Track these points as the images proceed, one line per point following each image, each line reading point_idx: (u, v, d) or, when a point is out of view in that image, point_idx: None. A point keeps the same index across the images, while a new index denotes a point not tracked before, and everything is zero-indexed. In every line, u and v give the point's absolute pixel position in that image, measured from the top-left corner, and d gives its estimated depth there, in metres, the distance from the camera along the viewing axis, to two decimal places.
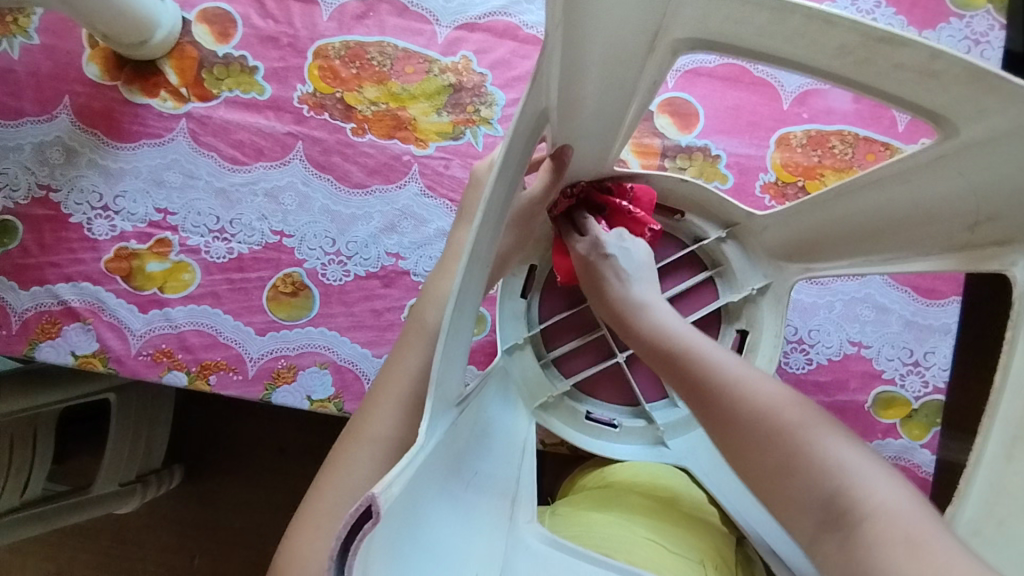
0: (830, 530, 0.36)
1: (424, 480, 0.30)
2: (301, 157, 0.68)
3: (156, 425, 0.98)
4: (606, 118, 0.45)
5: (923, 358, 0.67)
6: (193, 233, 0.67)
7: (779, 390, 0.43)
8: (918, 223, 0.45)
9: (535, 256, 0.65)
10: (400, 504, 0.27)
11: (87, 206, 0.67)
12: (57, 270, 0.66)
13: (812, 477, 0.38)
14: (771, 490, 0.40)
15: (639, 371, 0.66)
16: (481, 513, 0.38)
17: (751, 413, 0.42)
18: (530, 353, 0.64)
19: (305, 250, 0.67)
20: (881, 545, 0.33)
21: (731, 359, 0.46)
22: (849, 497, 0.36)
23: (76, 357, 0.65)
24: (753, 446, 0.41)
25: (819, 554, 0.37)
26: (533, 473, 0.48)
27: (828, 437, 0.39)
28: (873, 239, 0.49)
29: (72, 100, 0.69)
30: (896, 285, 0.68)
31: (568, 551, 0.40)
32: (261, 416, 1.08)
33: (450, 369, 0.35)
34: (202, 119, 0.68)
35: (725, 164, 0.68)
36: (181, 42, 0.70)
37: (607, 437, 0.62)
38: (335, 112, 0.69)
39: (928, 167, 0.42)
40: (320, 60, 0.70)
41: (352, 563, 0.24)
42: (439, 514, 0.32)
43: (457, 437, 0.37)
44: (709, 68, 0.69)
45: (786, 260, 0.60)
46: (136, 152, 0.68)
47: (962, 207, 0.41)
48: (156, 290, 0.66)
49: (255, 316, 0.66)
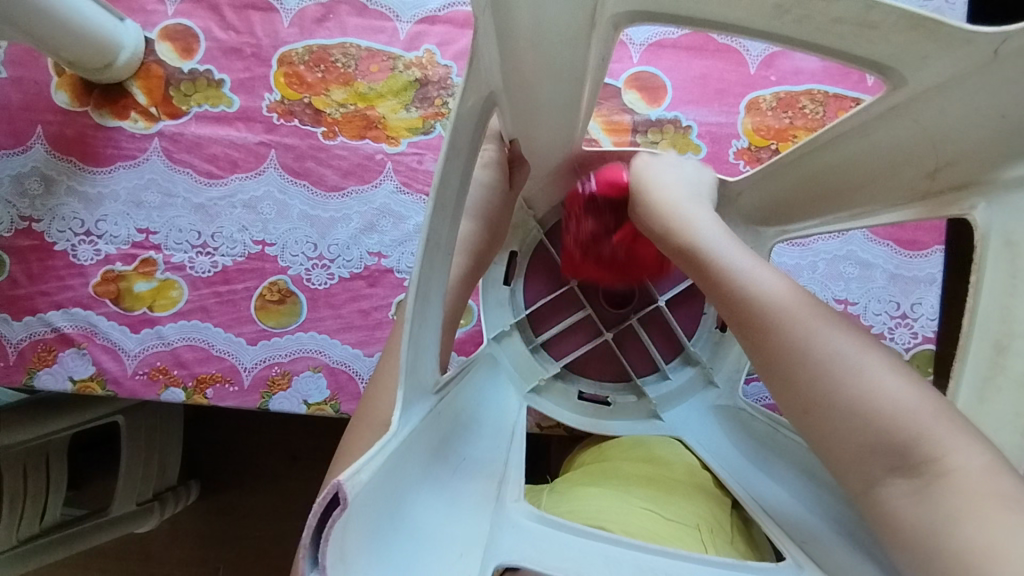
0: (903, 478, 0.36)
1: (401, 468, 0.31)
2: (275, 165, 0.69)
3: (168, 443, 1.00)
4: (560, 99, 0.47)
5: (910, 309, 0.67)
6: (176, 250, 0.68)
7: (839, 327, 0.40)
8: (879, 173, 0.45)
9: (514, 243, 0.66)
10: (371, 489, 0.28)
11: (70, 232, 0.68)
12: (47, 298, 0.68)
13: (887, 422, 0.36)
14: (822, 424, 0.38)
15: (628, 347, 0.67)
16: (467, 496, 0.39)
17: (813, 352, 0.39)
18: (518, 339, 0.64)
19: (287, 257, 0.68)
20: (964, 495, 0.33)
21: (776, 283, 0.43)
22: (928, 443, 0.35)
23: (75, 381, 0.67)
24: (813, 381, 0.39)
25: (880, 498, 0.37)
26: (521, 454, 0.49)
27: (893, 378, 0.38)
28: (840, 196, 0.50)
29: (45, 130, 0.69)
30: (877, 240, 0.68)
31: (557, 526, 0.41)
32: (270, 427, 1.09)
33: (422, 357, 0.36)
34: (174, 137, 0.69)
35: (696, 134, 0.68)
36: (146, 62, 0.70)
37: (602, 415, 0.64)
38: (305, 117, 0.69)
39: (882, 119, 0.42)
40: (285, 67, 0.69)
41: (325, 547, 0.25)
42: (416, 501, 0.33)
43: (438, 423, 0.38)
44: (672, 39, 0.69)
45: (762, 223, 0.60)
46: (112, 175, 0.69)
47: (921, 155, 0.42)
48: (146, 309, 0.68)
49: (245, 327, 0.68)
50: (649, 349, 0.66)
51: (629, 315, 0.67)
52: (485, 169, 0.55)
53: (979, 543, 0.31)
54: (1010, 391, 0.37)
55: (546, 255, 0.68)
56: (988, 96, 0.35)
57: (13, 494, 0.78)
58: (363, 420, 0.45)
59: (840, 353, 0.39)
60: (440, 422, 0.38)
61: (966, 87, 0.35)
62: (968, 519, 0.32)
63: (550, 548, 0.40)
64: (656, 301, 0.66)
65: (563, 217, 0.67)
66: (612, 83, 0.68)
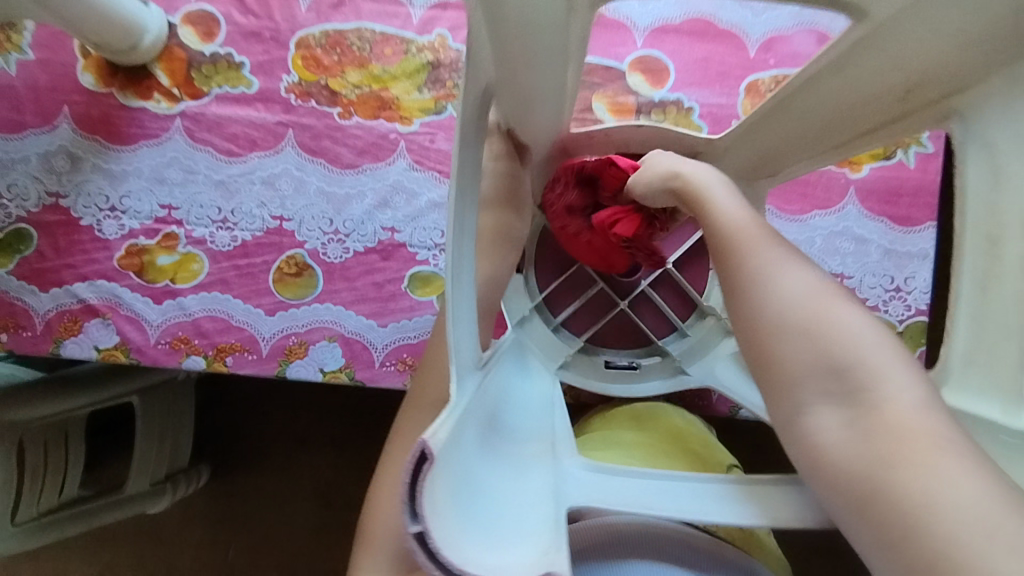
0: (837, 408, 0.38)
1: (464, 438, 0.37)
2: (293, 144, 0.72)
3: (181, 424, 1.04)
4: (550, 89, 0.50)
5: (904, 283, 0.70)
6: (197, 225, 0.71)
7: (813, 272, 0.41)
8: (853, 105, 0.47)
9: (521, 234, 0.69)
10: (449, 451, 0.34)
11: (95, 208, 0.71)
12: (73, 271, 0.71)
13: (838, 355, 0.38)
14: (778, 354, 0.40)
15: (644, 313, 0.71)
16: (526, 460, 0.44)
17: (789, 290, 0.40)
18: (538, 321, 0.67)
19: (304, 231, 0.71)
20: (913, 436, 0.35)
21: (764, 231, 0.43)
22: (867, 379, 0.38)
23: (99, 350, 0.70)
24: (781, 314, 0.40)
25: (813, 424, 0.39)
26: (565, 421, 0.54)
27: (852, 316, 0.40)
28: (827, 128, 0.51)
29: (71, 110, 0.72)
30: (871, 216, 0.71)
31: (609, 471, 0.46)
32: (281, 412, 1.12)
33: (466, 340, 0.42)
34: (196, 116, 0.72)
35: (698, 114, 0.71)
36: (169, 45, 0.73)
37: (629, 379, 0.68)
38: (322, 98, 0.72)
39: (850, 55, 0.43)
40: (303, 50, 0.72)
41: (422, 501, 0.31)
42: (482, 468, 0.39)
43: (486, 398, 0.44)
44: (674, 24, 0.72)
45: (756, 173, 0.62)
46: (136, 152, 0.72)
47: (894, 81, 0.43)
48: (168, 281, 0.71)
49: (264, 298, 0.70)
50: (664, 311, 0.69)
51: (639, 283, 0.71)
52: (495, 161, 0.58)
53: (912, 481, 0.34)
54: (1008, 277, 0.37)
55: (553, 240, 0.72)
56: (945, 38, 0.37)
57: (36, 466, 0.81)
58: (418, 401, 0.54)
59: (825, 301, 0.40)
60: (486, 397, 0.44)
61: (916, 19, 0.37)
62: (901, 457, 0.35)
63: (610, 490, 0.44)
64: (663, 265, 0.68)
65: None
66: (616, 66, 0.72)
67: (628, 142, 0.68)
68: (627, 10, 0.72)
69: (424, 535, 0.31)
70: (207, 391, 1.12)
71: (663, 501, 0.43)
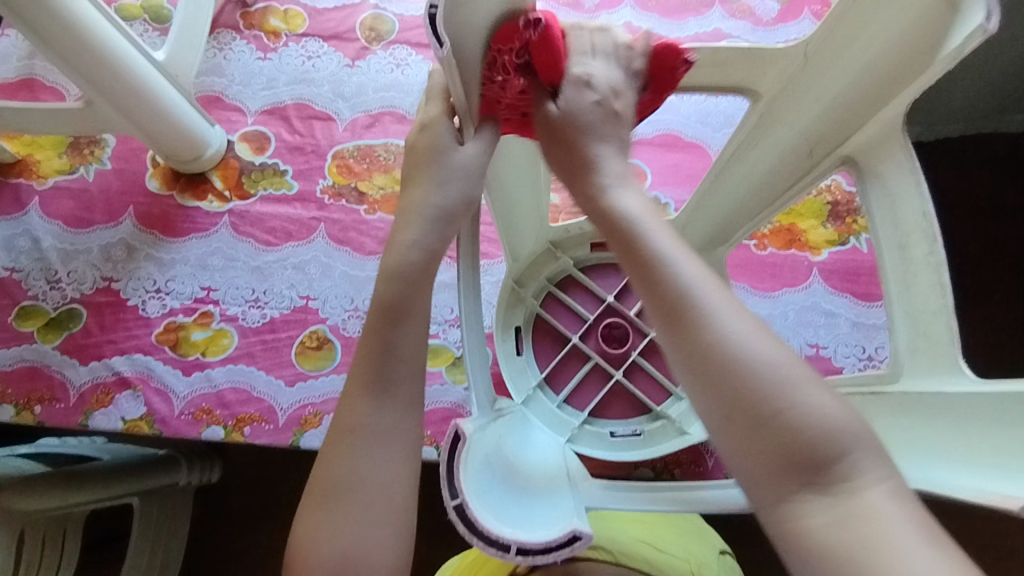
0: (813, 492, 0.32)
1: (480, 449, 0.40)
2: (323, 235, 0.82)
3: (176, 534, 0.92)
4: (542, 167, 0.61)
5: (875, 352, 0.76)
6: (232, 304, 0.79)
7: (778, 344, 0.35)
8: (773, 168, 0.58)
9: (517, 318, 0.76)
10: (474, 447, 0.39)
11: (143, 290, 0.80)
12: (113, 346, 0.77)
13: (808, 437, 0.32)
14: (742, 438, 0.33)
15: (639, 381, 0.75)
16: (546, 489, 0.44)
17: (749, 367, 0.34)
18: (543, 398, 0.72)
19: (327, 309, 0.79)
20: (898, 532, 0.30)
21: (706, 280, 0.37)
22: (839, 461, 0.32)
23: (125, 421, 0.74)
24: (744, 390, 0.33)
25: (791, 516, 0.32)
26: (579, 467, 0.53)
27: (820, 395, 0.34)
28: (763, 197, 0.62)
29: (135, 210, 0.84)
30: (837, 293, 0.79)
31: (627, 488, 0.43)
32: (280, 522, 0.96)
33: (479, 381, 0.46)
34: (242, 213, 0.83)
35: (673, 208, 0.82)
36: (226, 157, 0.86)
37: (635, 445, 0.71)
38: (351, 198, 0.84)
39: (758, 129, 0.55)
40: (338, 160, 0.86)
41: (459, 475, 0.36)
42: (504, 487, 0.40)
43: (497, 436, 0.47)
44: (649, 138, 0.86)
45: (711, 246, 0.72)
46: (185, 244, 0.82)
47: (798, 145, 0.54)
48: (199, 355, 0.77)
49: (285, 370, 0.76)
50: (657, 376, 0.74)
51: (630, 353, 0.75)
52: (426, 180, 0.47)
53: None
54: (921, 273, 0.44)
55: (547, 325, 0.77)
56: (824, 97, 0.49)
57: (31, 563, 0.73)
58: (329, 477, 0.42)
59: (787, 377, 0.34)
60: (496, 434, 0.47)
61: (802, 82, 0.50)
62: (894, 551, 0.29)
63: (627, 498, 0.42)
64: (648, 334, 0.75)
65: (549, 290, 0.77)
66: None
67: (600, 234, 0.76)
68: None
69: (463, 508, 0.35)
70: (201, 499, 0.97)
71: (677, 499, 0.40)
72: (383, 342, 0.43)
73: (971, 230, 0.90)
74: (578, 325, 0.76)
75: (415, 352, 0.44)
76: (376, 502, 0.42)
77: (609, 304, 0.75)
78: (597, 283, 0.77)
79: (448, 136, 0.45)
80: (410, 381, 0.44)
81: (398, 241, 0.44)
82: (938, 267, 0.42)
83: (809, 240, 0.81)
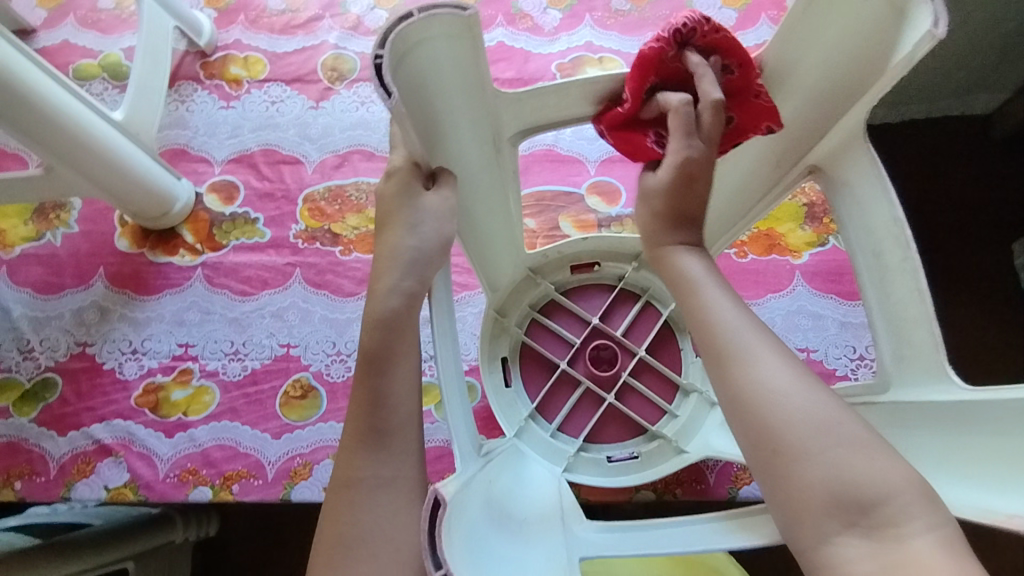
0: (860, 539, 0.31)
1: (465, 503, 0.39)
2: (300, 281, 0.81)
3: None
4: (513, 197, 0.60)
5: (866, 351, 0.75)
6: (211, 359, 0.77)
7: (829, 393, 0.35)
8: (742, 181, 0.57)
9: (503, 349, 0.74)
10: (456, 505, 0.37)
11: (118, 352, 0.78)
12: (91, 413, 0.75)
13: (854, 484, 0.32)
14: (783, 473, 0.33)
15: (631, 402, 0.74)
16: (537, 536, 0.43)
17: (790, 408, 0.34)
18: (535, 428, 0.71)
19: (310, 355, 0.77)
20: None
21: (755, 327, 0.39)
22: (897, 515, 0.31)
23: (108, 490, 0.72)
24: (786, 427, 0.34)
25: (834, 559, 0.31)
26: (574, 505, 0.52)
27: (875, 445, 0.33)
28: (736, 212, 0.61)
29: (105, 271, 0.83)
30: (822, 294, 0.78)
31: (621, 530, 0.42)
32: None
33: (462, 431, 0.45)
34: (215, 265, 0.82)
35: None
36: (195, 210, 0.85)
37: (634, 469, 0.69)
38: (325, 240, 0.83)
39: None
40: (310, 204, 0.85)
41: (441, 539, 0.34)
42: (492, 542, 0.39)
43: (487, 480, 0.46)
44: (621, 155, 0.86)
45: None
46: (159, 301, 0.80)
47: (765, 158, 0.53)
48: (181, 415, 0.75)
49: (270, 422, 0.74)
50: (649, 395, 0.72)
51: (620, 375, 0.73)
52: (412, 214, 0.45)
53: None
54: (898, 279, 0.43)
55: (533, 352, 0.76)
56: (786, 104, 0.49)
57: None
58: (323, 549, 0.40)
59: (842, 428, 0.33)
60: (487, 480, 0.46)
61: None
62: None
63: (620, 540, 0.41)
64: (636, 353, 0.73)
65: (532, 316, 0.76)
66: (576, 191, 0.84)
67: (580, 256, 0.75)
68: (579, 148, 0.86)
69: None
70: (199, 560, 0.94)
71: (667, 537, 0.39)
72: (374, 389, 0.43)
73: (951, 218, 0.89)
74: (564, 350, 0.75)
75: (405, 395, 0.43)
76: (384, 553, 0.40)
77: (595, 326, 0.74)
78: (580, 306, 0.76)
79: (416, 182, 0.45)
80: (408, 426, 0.43)
81: (378, 286, 0.44)
82: (914, 273, 0.42)
83: (788, 243, 0.81)
